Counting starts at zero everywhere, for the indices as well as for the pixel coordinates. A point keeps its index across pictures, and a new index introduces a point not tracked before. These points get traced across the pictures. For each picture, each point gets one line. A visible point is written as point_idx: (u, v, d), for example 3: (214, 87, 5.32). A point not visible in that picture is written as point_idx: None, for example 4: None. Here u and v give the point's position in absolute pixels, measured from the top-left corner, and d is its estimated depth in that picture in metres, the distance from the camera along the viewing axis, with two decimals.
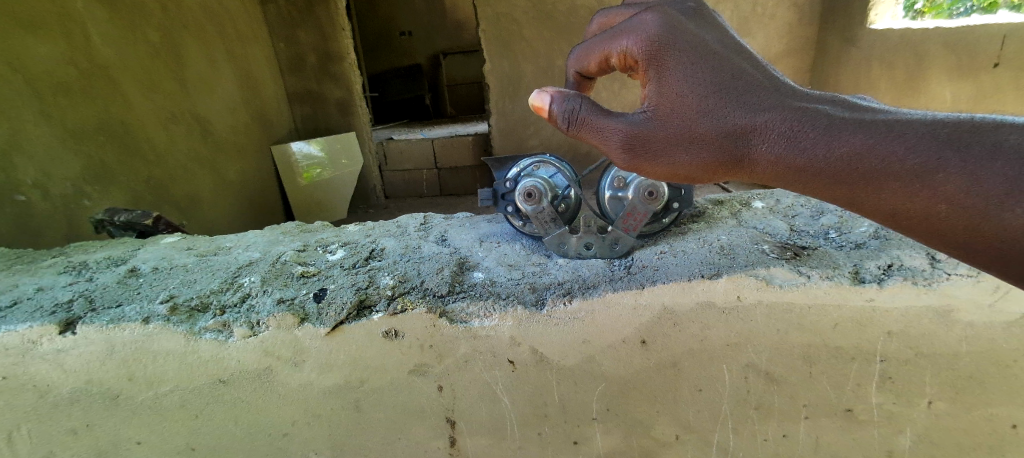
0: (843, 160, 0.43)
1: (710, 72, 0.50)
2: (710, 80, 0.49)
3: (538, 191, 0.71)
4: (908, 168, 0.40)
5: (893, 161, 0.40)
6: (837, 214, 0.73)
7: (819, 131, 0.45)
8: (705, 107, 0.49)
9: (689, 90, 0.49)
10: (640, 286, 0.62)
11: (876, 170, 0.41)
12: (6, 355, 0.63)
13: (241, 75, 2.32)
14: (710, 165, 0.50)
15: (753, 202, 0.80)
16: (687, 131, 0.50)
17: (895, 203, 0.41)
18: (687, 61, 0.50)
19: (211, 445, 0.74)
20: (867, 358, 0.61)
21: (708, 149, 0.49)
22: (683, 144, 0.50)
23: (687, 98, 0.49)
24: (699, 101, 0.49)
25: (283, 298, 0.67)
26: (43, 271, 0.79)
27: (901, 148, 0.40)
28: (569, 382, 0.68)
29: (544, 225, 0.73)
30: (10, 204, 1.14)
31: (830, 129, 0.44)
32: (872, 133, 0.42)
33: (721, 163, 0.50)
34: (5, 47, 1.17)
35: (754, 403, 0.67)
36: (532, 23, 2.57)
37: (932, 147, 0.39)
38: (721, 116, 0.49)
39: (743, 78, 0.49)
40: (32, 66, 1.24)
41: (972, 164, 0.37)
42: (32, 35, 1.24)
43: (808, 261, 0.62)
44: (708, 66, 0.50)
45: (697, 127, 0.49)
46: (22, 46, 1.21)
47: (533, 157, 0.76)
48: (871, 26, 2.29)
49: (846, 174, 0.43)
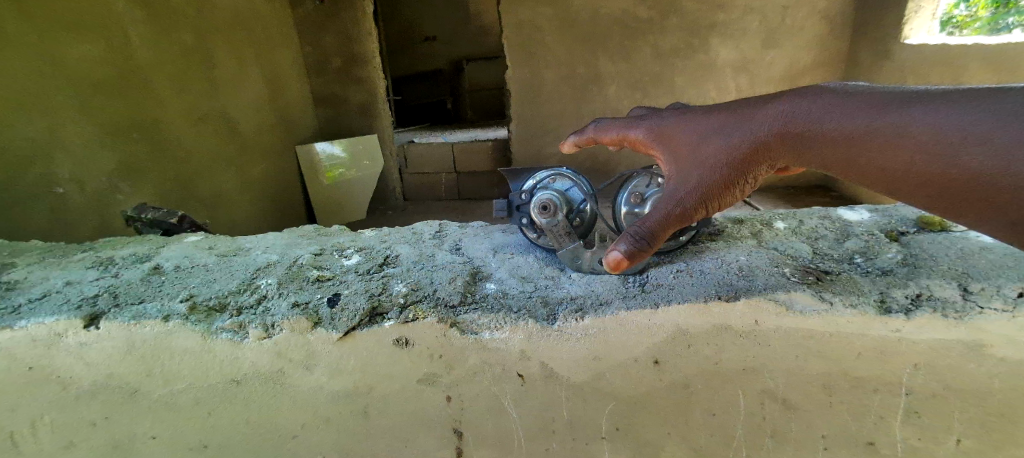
0: (837, 143, 0.48)
1: (698, 109, 0.59)
2: (699, 113, 0.58)
3: (553, 203, 0.72)
4: (891, 132, 0.45)
5: (873, 127, 0.46)
6: (863, 238, 0.70)
7: (803, 123, 0.50)
8: (705, 132, 0.56)
9: (686, 127, 0.58)
10: (654, 305, 0.61)
11: (866, 140, 0.46)
12: (33, 346, 0.65)
13: (268, 76, 2.39)
14: (736, 179, 0.54)
15: (774, 223, 0.78)
16: (700, 155, 0.55)
17: (897, 166, 0.45)
18: (676, 113, 0.60)
19: (221, 443, 0.75)
20: (891, 390, 0.58)
21: (725, 162, 0.53)
22: (702, 164, 0.54)
23: (687, 132, 0.57)
24: (699, 130, 0.56)
25: (298, 302, 0.68)
26: (72, 265, 0.82)
27: (876, 118, 0.46)
28: (578, 399, 0.67)
29: (558, 238, 0.73)
30: (48, 195, 1.22)
31: (810, 118, 0.50)
32: (844, 110, 0.48)
33: (744, 177, 0.54)
34: (19, 49, 1.16)
35: (770, 430, 0.64)
36: (554, 32, 2.58)
37: (897, 107, 0.45)
38: (722, 131, 0.54)
39: (727, 103, 0.57)
40: (60, 70, 1.26)
41: (938, 108, 0.42)
42: (50, 37, 1.24)
43: (831, 287, 0.59)
44: (697, 113, 0.58)
45: (706, 147, 0.55)
46: (43, 49, 1.22)
47: (549, 170, 0.76)
48: (906, 40, 2.26)
49: (842, 152, 0.48)
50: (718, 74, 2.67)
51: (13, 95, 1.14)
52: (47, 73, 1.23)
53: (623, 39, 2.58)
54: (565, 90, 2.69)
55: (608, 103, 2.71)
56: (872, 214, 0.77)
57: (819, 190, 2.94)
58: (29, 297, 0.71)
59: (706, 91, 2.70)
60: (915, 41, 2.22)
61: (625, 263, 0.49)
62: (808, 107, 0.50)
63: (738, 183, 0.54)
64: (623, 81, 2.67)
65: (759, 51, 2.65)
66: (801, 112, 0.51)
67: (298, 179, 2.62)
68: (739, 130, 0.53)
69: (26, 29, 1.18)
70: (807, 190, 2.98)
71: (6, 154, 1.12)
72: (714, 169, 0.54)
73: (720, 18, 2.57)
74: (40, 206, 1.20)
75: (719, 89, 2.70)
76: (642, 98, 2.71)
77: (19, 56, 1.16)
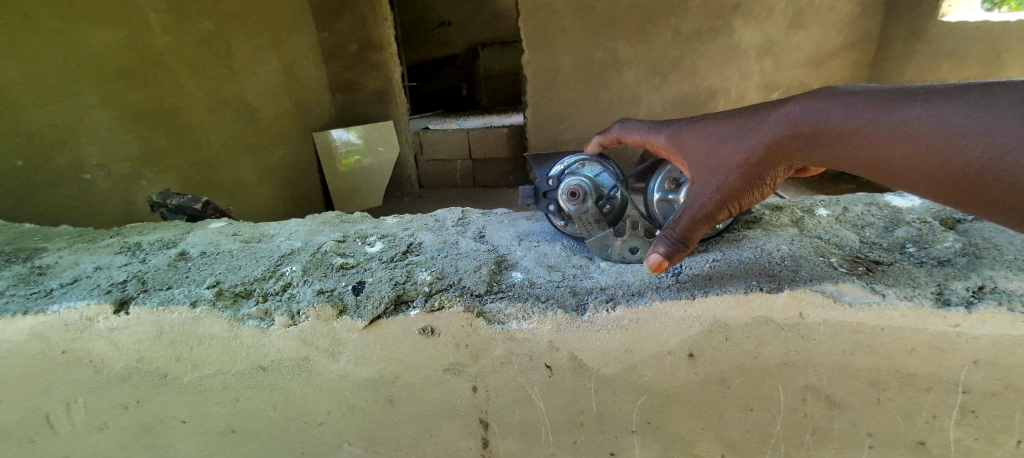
0: (846, 144, 0.48)
1: (712, 116, 0.60)
2: (714, 119, 0.60)
3: (582, 190, 0.68)
4: (895, 131, 0.44)
5: (878, 126, 0.46)
6: (915, 227, 0.66)
7: (811, 124, 0.51)
8: (720, 138, 0.57)
9: (701, 133, 0.60)
10: (691, 296, 0.58)
11: (872, 139, 0.46)
12: (65, 331, 0.66)
13: (286, 63, 2.38)
14: (756, 184, 0.54)
15: (817, 210, 0.74)
16: (716, 161, 0.56)
17: (903, 163, 0.44)
18: (692, 121, 0.62)
19: (249, 428, 0.75)
20: (946, 388, 0.55)
21: (741, 166, 0.55)
22: (718, 170, 0.56)
23: (702, 138, 0.59)
24: (713, 136, 0.58)
25: (323, 289, 0.67)
26: (102, 250, 0.83)
27: (881, 117, 0.46)
28: (608, 391, 0.65)
29: (587, 226, 0.70)
30: (75, 183, 1.25)
31: (817, 119, 0.50)
32: (850, 111, 0.48)
33: (762, 181, 0.55)
34: (48, 39, 1.18)
35: (810, 427, 0.62)
36: (573, 13, 2.51)
37: (901, 104, 0.45)
38: (735, 136, 0.56)
39: (741, 110, 0.58)
40: (66, 76, 1.23)
41: (938, 104, 0.42)
42: (81, 26, 1.26)
43: (883, 279, 0.56)
44: (714, 119, 0.59)
45: (721, 153, 0.56)
46: (74, 38, 1.24)
47: (577, 155, 0.74)
48: (944, 17, 2.31)
49: (852, 152, 0.48)
50: (743, 57, 2.57)
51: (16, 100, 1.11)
52: (47, 75, 1.18)
53: (645, 21, 2.51)
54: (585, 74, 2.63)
55: (627, 88, 2.64)
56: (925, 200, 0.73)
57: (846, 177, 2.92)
58: (61, 281, 0.72)
59: (730, 75, 2.61)
60: (953, 18, 2.29)
61: (665, 263, 0.55)
62: (815, 108, 0.51)
63: (759, 186, 0.55)
64: (644, 65, 2.60)
65: (785, 31, 2.56)
66: (809, 114, 0.51)
67: (315, 167, 2.63)
68: (750, 134, 0.55)
69: (25, 31, 1.13)
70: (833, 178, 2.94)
71: (38, 137, 1.16)
72: (731, 175, 0.55)
73: None
74: (67, 192, 1.23)
75: (745, 72, 2.61)
76: (663, 82, 2.63)
77: (20, 57, 1.12)
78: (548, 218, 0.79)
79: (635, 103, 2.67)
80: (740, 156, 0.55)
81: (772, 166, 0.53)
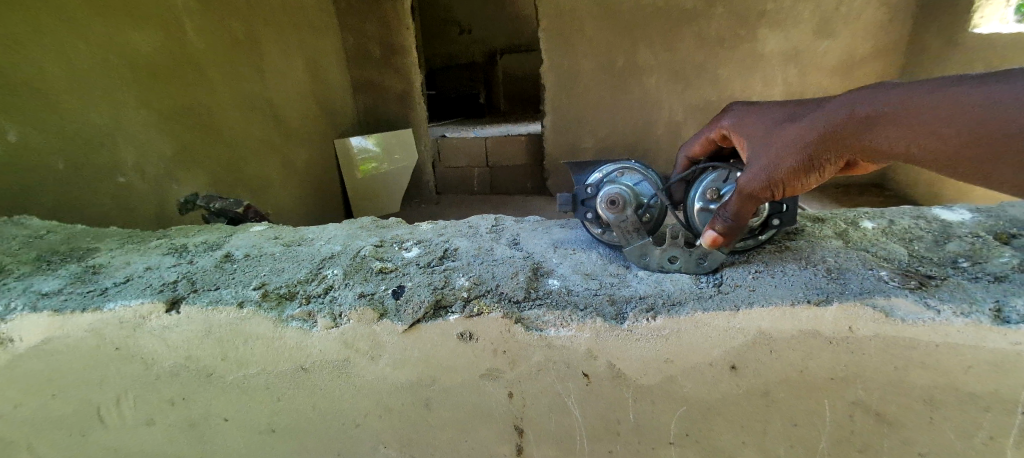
0: (896, 124, 0.52)
1: (767, 107, 0.65)
2: (771, 110, 0.64)
3: (622, 199, 0.69)
4: (949, 105, 0.49)
5: (928, 105, 0.50)
6: (968, 241, 0.64)
7: (863, 107, 0.54)
8: (775, 126, 0.61)
9: (758, 122, 0.64)
10: (734, 307, 0.57)
11: (926, 117, 0.50)
12: (120, 328, 0.68)
13: (313, 71, 2.46)
14: (810, 167, 0.57)
15: (861, 222, 0.73)
16: (771, 145, 0.60)
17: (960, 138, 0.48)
18: (752, 111, 0.67)
19: (289, 427, 0.77)
20: (1005, 408, 0.53)
21: (792, 147, 0.57)
22: (772, 152, 0.59)
23: (759, 127, 0.63)
24: (772, 124, 0.62)
25: (364, 292, 0.69)
26: (151, 251, 0.86)
27: (931, 96, 0.50)
28: (646, 401, 0.65)
29: (625, 234, 0.70)
30: (111, 185, 1.25)
31: (870, 102, 0.54)
32: (900, 94, 0.52)
33: (819, 164, 0.57)
34: (97, 38, 1.23)
35: (858, 444, 0.60)
36: (594, 22, 2.55)
37: (950, 87, 0.49)
38: (791, 121, 0.60)
39: (797, 103, 0.63)
40: (79, 78, 1.17)
41: (985, 84, 0.47)
42: (132, 24, 1.34)
43: (937, 293, 0.55)
44: (770, 112, 0.64)
45: (780, 136, 0.59)
46: (122, 35, 1.30)
47: (615, 163, 0.74)
48: (974, 29, 2.17)
49: (901, 130, 0.52)
50: (764, 66, 2.57)
51: (43, 103, 1.09)
52: (57, 76, 1.12)
53: (665, 30, 2.54)
54: (604, 81, 2.65)
55: (649, 97, 2.66)
56: (975, 214, 0.71)
57: (871, 189, 2.90)
58: (114, 281, 0.75)
59: (752, 83, 2.60)
60: (985, 29, 2.13)
61: (721, 238, 0.61)
62: (867, 94, 0.55)
63: (812, 170, 0.57)
64: (665, 73, 2.61)
65: (810, 39, 2.55)
66: (861, 99, 0.55)
67: (337, 175, 2.69)
68: (804, 120, 0.58)
69: (34, 31, 1.07)
70: (858, 190, 2.93)
71: (76, 137, 1.16)
72: (784, 155, 0.58)
73: (768, 6, 2.48)
74: (104, 194, 1.23)
75: (768, 80, 2.59)
76: (684, 89, 2.64)
77: (35, 56, 1.07)
78: (584, 226, 0.80)
79: (656, 112, 2.68)
80: (790, 138, 0.58)
81: (824, 148, 0.56)
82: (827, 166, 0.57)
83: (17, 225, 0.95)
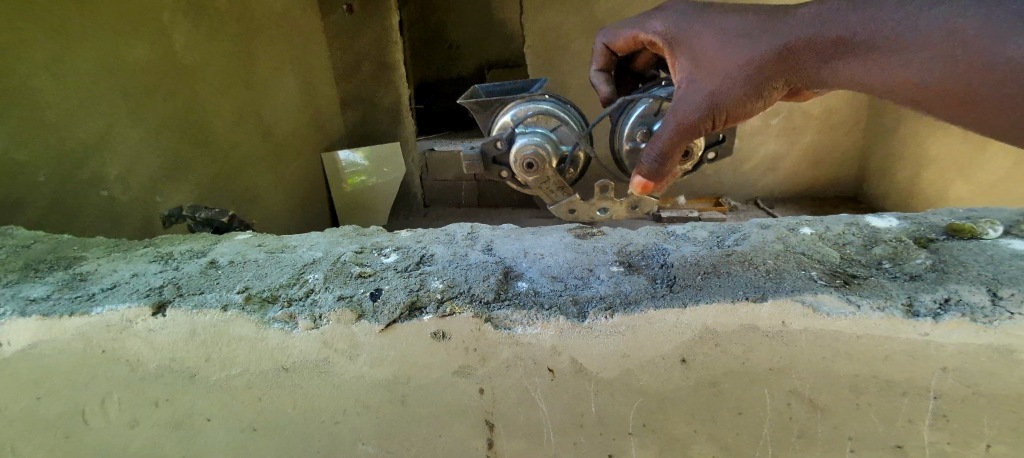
0: (840, 60, 0.66)
1: (723, 19, 0.75)
2: (727, 32, 0.74)
3: (540, 161, 1.04)
4: (895, 52, 0.59)
5: (877, 49, 0.61)
6: (890, 245, 0.71)
7: (804, 52, 0.68)
8: (726, 59, 0.73)
9: (710, 56, 0.75)
10: (682, 304, 0.63)
11: (861, 63, 0.63)
12: (107, 331, 0.72)
13: (303, 84, 2.51)
14: (748, 102, 0.74)
15: (801, 228, 0.79)
16: (718, 83, 0.74)
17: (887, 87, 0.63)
18: (710, 35, 0.76)
19: (270, 426, 0.80)
20: (919, 393, 0.60)
21: (735, 86, 0.72)
22: (717, 93, 0.73)
23: (709, 48, 0.75)
24: (720, 57, 0.73)
25: (343, 295, 0.73)
26: (137, 258, 0.89)
27: (870, 44, 0.62)
28: (607, 394, 0.70)
29: (549, 189, 1.09)
30: (95, 198, 1.27)
31: (811, 49, 0.67)
32: (845, 32, 0.64)
33: (758, 97, 0.74)
34: (100, 52, 1.29)
35: (796, 430, 0.66)
36: (580, 39, 2.69)
37: (882, 36, 0.60)
38: (735, 62, 0.72)
39: (750, 22, 0.72)
40: (73, 96, 1.22)
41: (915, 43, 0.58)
42: (127, 40, 1.38)
43: (858, 290, 0.61)
44: (725, 44, 0.73)
45: (725, 79, 0.73)
46: (117, 50, 1.35)
47: (535, 114, 1.08)
48: None
49: (834, 69, 0.67)
50: None
51: (33, 118, 1.12)
52: (45, 89, 1.15)
53: None
54: (591, 97, 2.78)
55: None
56: (901, 221, 0.78)
57: (847, 204, 3.05)
58: (101, 287, 0.78)
59: None
60: None
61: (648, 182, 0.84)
62: (813, 35, 0.66)
63: (751, 101, 0.74)
64: None
65: None
66: (807, 41, 0.67)
67: (323, 186, 2.73)
68: (752, 59, 0.71)
69: (23, 52, 1.10)
70: (833, 203, 3.07)
71: (67, 151, 1.20)
72: (725, 98, 0.73)
73: None
74: (89, 207, 1.26)
75: None
76: None
77: (19, 76, 1.09)
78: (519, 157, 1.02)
79: None
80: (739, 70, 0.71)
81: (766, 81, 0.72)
82: (769, 94, 0.73)
83: (3, 235, 0.97)
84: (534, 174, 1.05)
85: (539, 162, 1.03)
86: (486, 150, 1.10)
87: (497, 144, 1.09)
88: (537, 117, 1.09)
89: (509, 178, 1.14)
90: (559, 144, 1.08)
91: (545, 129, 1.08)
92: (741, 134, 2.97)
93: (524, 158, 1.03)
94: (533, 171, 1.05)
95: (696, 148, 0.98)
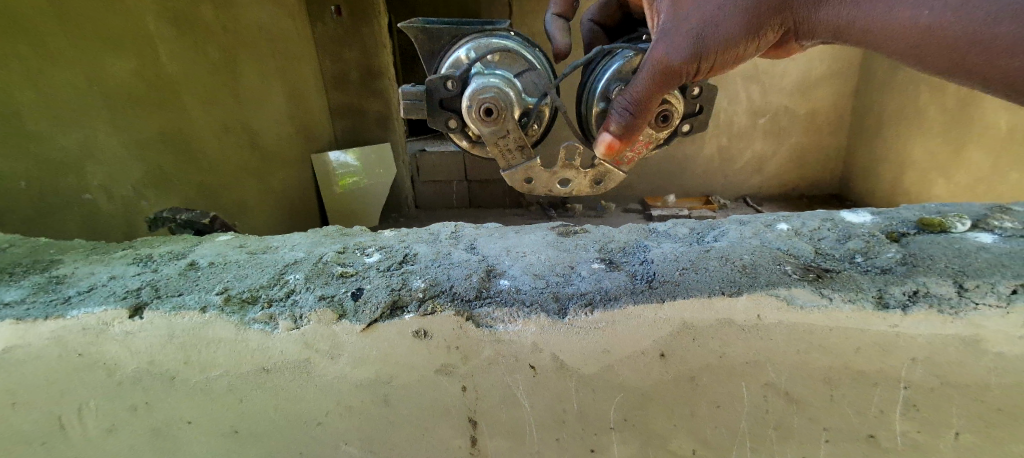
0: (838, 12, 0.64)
1: None
2: None
3: (500, 108, 0.88)
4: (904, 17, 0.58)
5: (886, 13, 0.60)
6: (863, 239, 0.73)
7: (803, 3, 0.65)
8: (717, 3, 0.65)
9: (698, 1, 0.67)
10: (660, 300, 0.64)
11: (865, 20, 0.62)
12: (82, 334, 0.70)
13: (291, 88, 2.48)
14: (740, 48, 0.68)
15: (777, 224, 0.81)
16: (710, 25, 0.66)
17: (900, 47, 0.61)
18: None
19: (251, 429, 0.79)
20: (890, 384, 0.61)
21: (729, 30, 0.66)
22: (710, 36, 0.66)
23: None
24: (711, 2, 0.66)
25: (324, 295, 0.73)
26: (115, 261, 0.88)
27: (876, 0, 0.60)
28: (588, 390, 0.70)
29: (506, 146, 0.93)
30: (76, 204, 1.25)
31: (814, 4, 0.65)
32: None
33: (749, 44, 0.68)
34: (81, 59, 1.27)
35: (773, 423, 0.68)
36: None
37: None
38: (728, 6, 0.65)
39: None
40: (54, 108, 1.20)
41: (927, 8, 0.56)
42: (111, 49, 1.36)
43: (831, 284, 0.62)
44: None
45: (718, 23, 0.65)
46: (101, 61, 1.33)
47: (495, 51, 0.94)
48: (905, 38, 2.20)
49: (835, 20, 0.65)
50: (733, 83, 2.84)
51: (12, 128, 1.10)
52: (20, 93, 1.12)
53: None
54: None
55: None
56: (874, 216, 0.80)
57: (833, 202, 3.10)
58: (78, 289, 0.76)
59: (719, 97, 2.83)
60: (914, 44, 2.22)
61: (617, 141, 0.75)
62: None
63: (742, 48, 0.68)
64: None
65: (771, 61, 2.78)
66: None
67: (314, 192, 2.68)
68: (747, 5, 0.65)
69: (5, 63, 1.09)
70: (821, 202, 3.12)
71: (48, 158, 1.18)
72: (718, 41, 0.66)
73: None
74: (70, 214, 1.24)
75: (732, 98, 2.89)
76: None
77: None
78: (474, 96, 0.87)
79: None
80: (731, 9, 0.65)
81: (757, 24, 0.66)
82: (759, 41, 0.69)
83: None
84: (491, 124, 0.90)
85: (500, 108, 0.88)
86: (433, 89, 0.92)
87: (447, 83, 0.92)
88: (497, 56, 0.94)
89: (457, 127, 0.96)
90: (523, 94, 0.96)
91: (507, 72, 0.95)
92: (730, 135, 3.00)
93: (481, 101, 0.87)
94: (491, 119, 0.89)
95: (675, 116, 0.91)
